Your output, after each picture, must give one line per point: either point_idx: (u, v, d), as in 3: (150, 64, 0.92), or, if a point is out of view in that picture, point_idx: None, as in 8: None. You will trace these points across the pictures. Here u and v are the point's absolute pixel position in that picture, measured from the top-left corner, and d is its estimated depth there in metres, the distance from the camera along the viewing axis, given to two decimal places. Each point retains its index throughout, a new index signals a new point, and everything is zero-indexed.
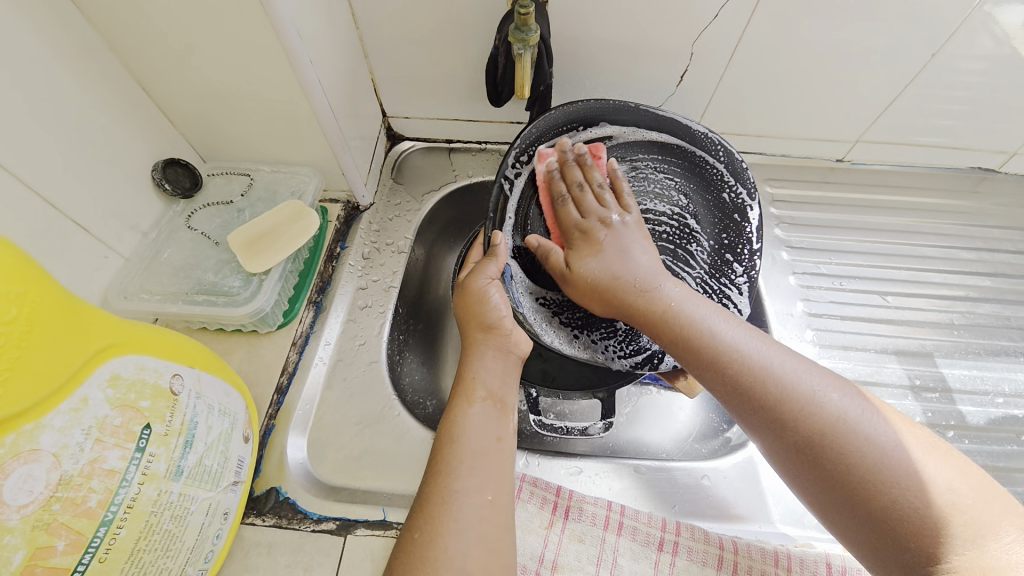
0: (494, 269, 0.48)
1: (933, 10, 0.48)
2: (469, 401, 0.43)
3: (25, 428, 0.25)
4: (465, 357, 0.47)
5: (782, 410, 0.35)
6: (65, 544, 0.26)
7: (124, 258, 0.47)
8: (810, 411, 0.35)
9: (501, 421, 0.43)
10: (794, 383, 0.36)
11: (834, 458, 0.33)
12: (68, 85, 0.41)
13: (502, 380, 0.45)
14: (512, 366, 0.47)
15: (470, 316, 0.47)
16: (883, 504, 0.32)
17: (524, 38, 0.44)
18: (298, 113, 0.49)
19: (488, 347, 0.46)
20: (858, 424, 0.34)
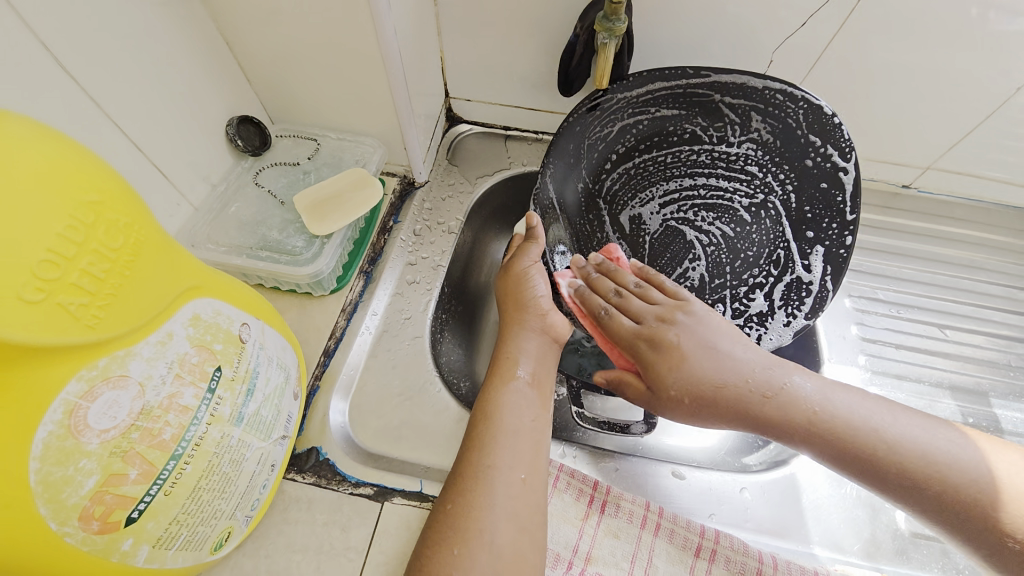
0: (535, 253, 0.49)
1: (1009, 45, 0.47)
2: (505, 379, 0.43)
3: (117, 353, 0.25)
4: (503, 337, 0.47)
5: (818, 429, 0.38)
6: (136, 474, 0.27)
7: (194, 208, 0.48)
8: (890, 448, 0.37)
9: (537, 404, 0.42)
10: (855, 428, 0.38)
11: (879, 460, 0.37)
12: (159, 33, 0.42)
13: (537, 361, 0.45)
14: (549, 349, 0.47)
15: (510, 297, 0.48)
16: (961, 501, 0.35)
17: (611, 28, 0.44)
18: (373, 82, 0.49)
19: (525, 329, 0.46)
20: (886, 433, 0.37)
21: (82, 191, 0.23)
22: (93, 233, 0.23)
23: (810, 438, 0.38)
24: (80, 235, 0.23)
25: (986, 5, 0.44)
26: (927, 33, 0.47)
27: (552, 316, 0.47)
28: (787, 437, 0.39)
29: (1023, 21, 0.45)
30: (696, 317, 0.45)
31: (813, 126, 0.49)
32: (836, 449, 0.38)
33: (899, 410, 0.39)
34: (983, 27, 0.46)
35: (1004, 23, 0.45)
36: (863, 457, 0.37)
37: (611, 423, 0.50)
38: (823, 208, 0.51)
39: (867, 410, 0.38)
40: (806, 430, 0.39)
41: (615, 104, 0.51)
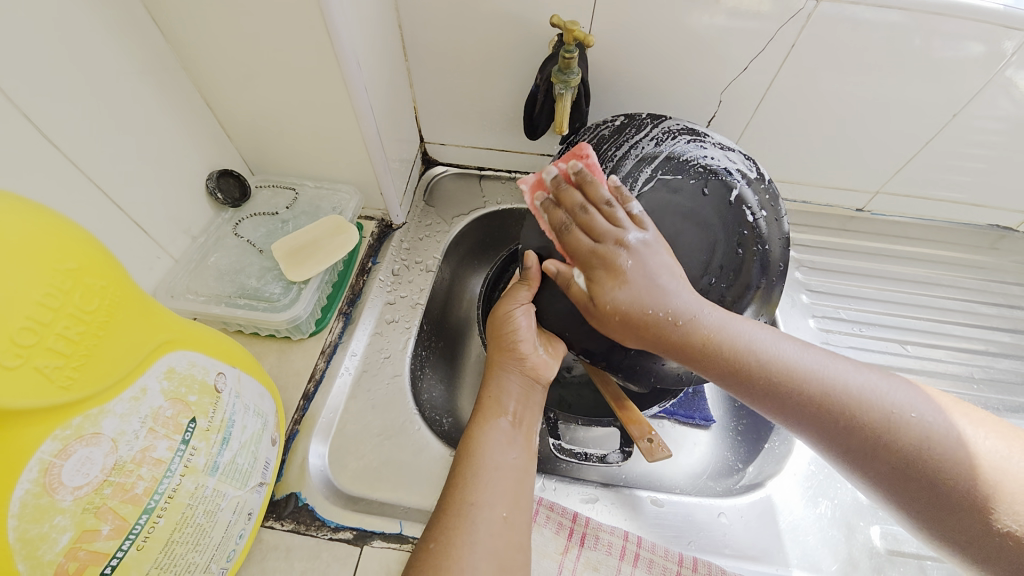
0: (525, 295, 0.49)
1: (958, 69, 0.50)
2: (487, 420, 0.44)
3: (91, 412, 0.26)
4: (486, 376, 0.48)
5: (878, 426, 0.34)
6: (109, 529, 0.27)
7: (174, 259, 0.49)
8: (890, 425, 0.34)
9: (522, 444, 0.43)
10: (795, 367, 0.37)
11: (869, 434, 0.34)
12: (141, 98, 0.44)
13: (521, 402, 0.46)
14: (534, 389, 0.47)
15: (496, 337, 0.49)
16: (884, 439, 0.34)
17: (566, 79, 0.48)
18: (347, 133, 0.52)
19: (512, 370, 0.47)
20: (853, 389, 0.36)
21: (59, 259, 0.24)
22: (70, 297, 0.25)
23: (891, 470, 0.33)
24: (57, 301, 0.24)
25: (929, 35, 0.48)
26: (878, 63, 0.51)
27: (539, 358, 0.48)
28: (881, 462, 0.34)
29: (967, 47, 0.48)
30: (650, 246, 0.41)
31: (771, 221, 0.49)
32: (949, 489, 0.32)
33: (830, 357, 0.38)
34: (928, 53, 0.49)
35: (947, 51, 0.49)
36: (842, 406, 0.35)
37: (589, 455, 0.52)
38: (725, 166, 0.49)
39: (824, 362, 0.37)
40: (923, 459, 0.32)
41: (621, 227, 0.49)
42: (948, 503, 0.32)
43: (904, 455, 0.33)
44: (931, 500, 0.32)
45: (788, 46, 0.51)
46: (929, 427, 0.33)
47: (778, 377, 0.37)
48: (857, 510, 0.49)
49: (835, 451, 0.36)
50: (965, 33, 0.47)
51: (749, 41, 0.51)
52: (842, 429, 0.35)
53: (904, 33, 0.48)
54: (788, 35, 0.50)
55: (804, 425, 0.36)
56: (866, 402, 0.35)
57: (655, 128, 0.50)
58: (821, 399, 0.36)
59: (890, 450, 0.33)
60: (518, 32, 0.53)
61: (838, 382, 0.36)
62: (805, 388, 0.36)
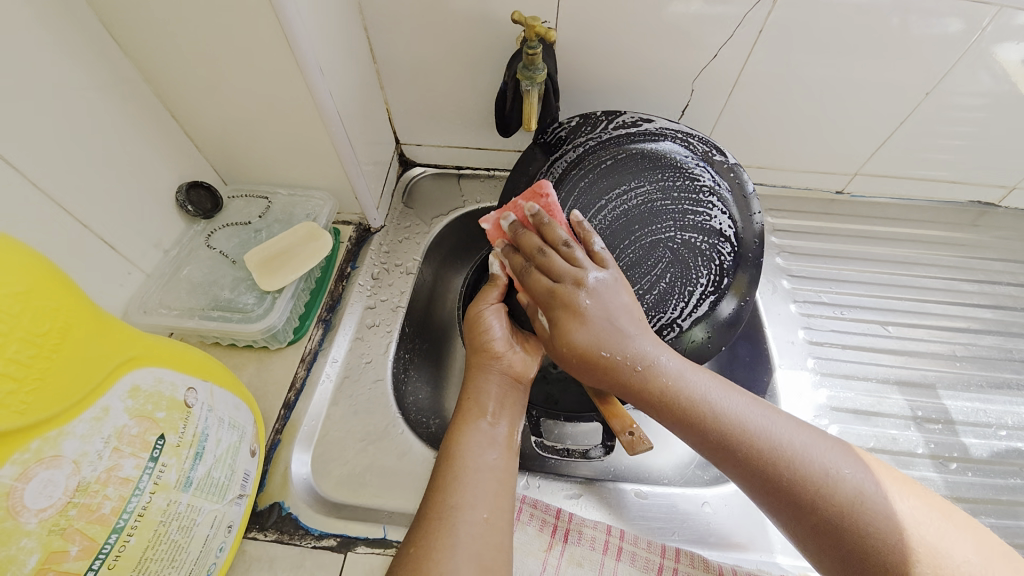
0: (495, 297, 0.50)
1: (928, 47, 0.50)
2: (468, 422, 0.44)
3: (50, 434, 0.26)
4: (468, 377, 0.48)
5: (846, 515, 0.33)
6: (78, 550, 0.27)
7: (146, 274, 0.49)
8: (832, 484, 0.34)
9: (503, 447, 0.43)
10: (806, 464, 0.35)
11: (840, 520, 0.34)
12: (102, 114, 0.44)
13: (501, 402, 0.45)
14: (514, 389, 0.47)
15: (473, 339, 0.49)
16: (846, 534, 0.33)
17: (531, 75, 0.47)
18: (316, 139, 0.51)
19: (491, 370, 0.47)
20: (826, 468, 0.35)
21: (6, 282, 0.24)
22: (18, 321, 0.24)
23: (810, 527, 0.34)
24: (5, 325, 0.24)
25: (905, 13, 0.48)
26: (852, 43, 0.51)
27: (514, 355, 0.48)
28: (812, 501, 0.34)
29: (946, 23, 0.48)
30: (608, 286, 0.42)
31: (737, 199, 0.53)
32: (854, 538, 0.33)
33: (816, 435, 0.37)
34: (899, 32, 0.49)
35: (925, 27, 0.49)
36: (782, 483, 0.35)
37: (570, 449, 0.51)
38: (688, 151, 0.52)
39: (793, 433, 0.37)
40: (861, 521, 0.33)
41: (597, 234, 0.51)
42: (856, 550, 0.33)
43: (832, 506, 0.34)
44: (845, 556, 0.33)
45: (756, 31, 0.50)
46: (854, 488, 0.34)
47: (683, 398, 0.38)
48: None
49: (759, 498, 0.36)
50: (940, 9, 0.47)
51: (716, 28, 0.50)
52: (776, 494, 0.35)
53: (882, 10, 0.48)
54: (756, 20, 0.49)
55: (735, 474, 0.37)
56: (778, 449, 0.36)
57: (610, 124, 0.51)
58: (731, 437, 0.37)
59: (819, 493, 0.34)
60: (485, 28, 0.53)
61: (753, 427, 0.37)
62: (731, 423, 0.37)
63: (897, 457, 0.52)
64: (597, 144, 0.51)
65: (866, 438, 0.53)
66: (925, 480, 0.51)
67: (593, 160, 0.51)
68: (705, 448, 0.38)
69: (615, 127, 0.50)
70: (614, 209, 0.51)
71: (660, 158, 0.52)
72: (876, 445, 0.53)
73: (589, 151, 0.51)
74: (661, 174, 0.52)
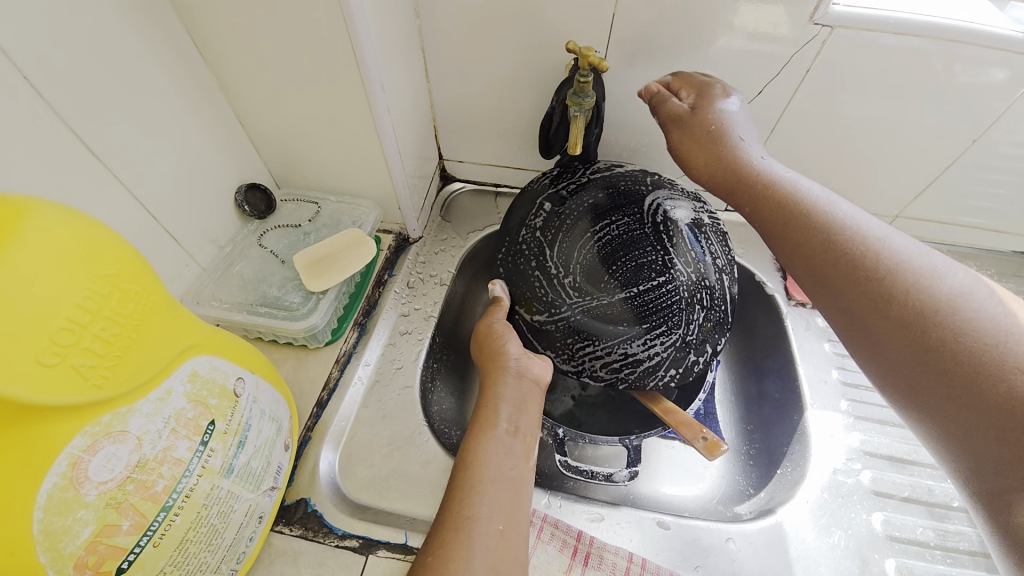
0: (500, 314, 0.53)
1: (974, 94, 0.50)
2: (485, 429, 0.44)
3: (120, 410, 0.27)
4: (485, 385, 0.49)
5: (973, 372, 0.30)
6: (128, 525, 0.28)
7: (201, 268, 0.52)
8: (933, 322, 0.32)
9: (519, 455, 0.43)
10: (931, 316, 0.32)
11: (943, 351, 0.31)
12: (178, 116, 0.47)
13: (518, 409, 0.46)
14: (528, 397, 0.48)
15: (486, 353, 0.51)
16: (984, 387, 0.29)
17: (581, 102, 0.49)
18: (369, 150, 0.54)
19: (504, 378, 0.48)
20: (928, 307, 0.33)
21: (100, 265, 0.26)
22: (106, 301, 0.26)
23: (914, 323, 0.33)
24: (95, 305, 0.25)
25: (949, 60, 0.48)
26: (893, 86, 0.51)
27: (527, 362, 0.49)
28: (957, 355, 0.31)
29: (991, 72, 0.48)
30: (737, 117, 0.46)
31: (714, 225, 0.52)
32: (976, 370, 0.30)
33: (962, 271, 0.34)
34: (950, 76, 0.49)
35: (971, 75, 0.49)
36: (907, 312, 0.33)
37: (594, 472, 0.51)
38: (657, 187, 0.53)
39: (920, 254, 0.35)
40: (948, 359, 0.31)
41: (586, 266, 0.51)
42: (965, 381, 0.30)
43: (935, 338, 0.32)
44: (969, 402, 0.30)
45: (803, 70, 0.51)
46: (970, 301, 0.32)
47: (800, 217, 0.39)
48: (871, 542, 0.47)
49: (851, 338, 0.37)
50: (987, 58, 0.47)
51: (762, 66, 0.52)
52: (839, 291, 0.37)
53: (923, 57, 0.48)
54: (804, 59, 0.50)
55: (822, 290, 0.38)
56: (896, 255, 0.36)
57: (587, 171, 0.55)
58: (836, 243, 0.37)
59: (948, 345, 0.31)
60: (537, 56, 0.55)
61: (871, 239, 0.37)
62: (847, 245, 0.37)
63: (932, 509, 0.50)
64: (574, 185, 0.54)
65: (900, 487, 0.51)
66: (960, 534, 0.49)
67: (571, 203, 0.53)
68: (836, 284, 0.37)
69: (593, 172, 0.55)
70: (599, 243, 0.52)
71: (636, 195, 0.53)
72: (911, 495, 0.50)
73: (568, 196, 0.54)
74: (640, 205, 0.52)
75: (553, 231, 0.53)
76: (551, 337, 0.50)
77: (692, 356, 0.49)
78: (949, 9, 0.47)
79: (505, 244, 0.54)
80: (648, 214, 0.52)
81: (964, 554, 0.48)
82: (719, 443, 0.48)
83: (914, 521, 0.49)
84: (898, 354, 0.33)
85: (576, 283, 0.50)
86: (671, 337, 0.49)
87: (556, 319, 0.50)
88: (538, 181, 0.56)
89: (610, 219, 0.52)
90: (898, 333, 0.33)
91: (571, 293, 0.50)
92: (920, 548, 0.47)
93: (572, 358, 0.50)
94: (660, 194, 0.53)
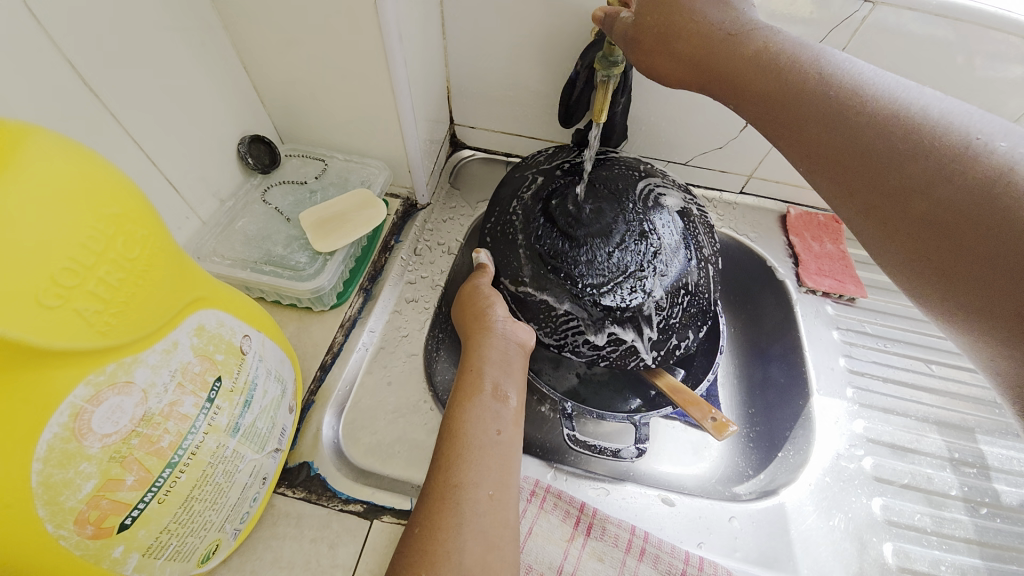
0: (486, 280, 0.51)
1: (992, 90, 0.49)
2: (471, 393, 0.42)
3: (125, 360, 0.26)
4: (470, 349, 0.46)
5: (941, 196, 0.28)
6: (133, 480, 0.27)
7: (202, 222, 0.49)
8: (911, 148, 0.29)
9: (508, 419, 0.41)
10: (912, 140, 0.29)
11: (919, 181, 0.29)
12: (182, 57, 0.44)
13: (505, 372, 0.44)
14: (513, 360, 0.46)
15: (472, 318, 0.49)
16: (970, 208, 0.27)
17: (611, 65, 0.47)
18: (381, 107, 0.51)
19: (488, 341, 0.46)
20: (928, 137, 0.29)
21: (105, 204, 0.24)
22: (112, 243, 0.24)
23: (902, 162, 0.29)
24: (100, 246, 0.23)
25: (971, 53, 0.46)
26: (916, 78, 0.49)
27: (513, 326, 0.48)
28: (938, 200, 0.28)
29: (1006, 69, 0.47)
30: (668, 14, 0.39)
31: (704, 217, 0.52)
32: (968, 201, 0.27)
33: (919, 91, 0.31)
34: (970, 71, 0.48)
35: (989, 71, 0.47)
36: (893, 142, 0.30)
37: (602, 448, 0.50)
38: (654, 174, 0.52)
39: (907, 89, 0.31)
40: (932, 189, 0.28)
41: (582, 235, 0.46)
42: (980, 216, 0.26)
43: (922, 164, 0.29)
44: (962, 245, 0.27)
45: (838, 50, 0.49)
46: (966, 134, 0.28)
47: (752, 75, 0.36)
48: (869, 526, 0.48)
49: (816, 172, 0.33)
50: (1008, 53, 0.46)
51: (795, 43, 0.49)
52: (832, 151, 0.32)
53: (946, 48, 0.46)
54: (840, 38, 0.48)
55: (807, 145, 0.33)
56: (859, 90, 0.32)
57: (584, 153, 0.54)
58: (806, 91, 0.33)
59: (942, 183, 0.28)
60: (562, 16, 0.52)
61: (860, 80, 0.32)
62: (826, 92, 0.33)
63: (930, 496, 0.51)
64: (572, 164, 0.53)
65: (901, 474, 0.52)
66: (956, 522, 0.49)
67: (567, 177, 0.51)
68: (774, 121, 0.35)
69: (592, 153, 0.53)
70: (596, 211, 0.48)
71: (634, 179, 0.51)
72: (911, 482, 0.51)
73: (564, 172, 0.52)
74: (637, 187, 0.50)
75: (549, 199, 0.50)
76: (535, 308, 0.48)
77: (674, 339, 0.48)
78: None
79: (496, 215, 0.52)
80: (647, 195, 0.50)
81: (958, 541, 0.49)
82: (729, 424, 0.49)
83: (913, 508, 0.50)
84: (865, 196, 0.31)
85: (569, 249, 0.46)
86: (661, 317, 0.46)
87: (542, 289, 0.47)
88: (535, 159, 0.55)
89: (608, 193, 0.49)
90: (864, 164, 0.31)
91: (562, 259, 0.46)
92: (917, 533, 0.48)
93: (555, 332, 0.47)
94: (659, 183, 0.51)
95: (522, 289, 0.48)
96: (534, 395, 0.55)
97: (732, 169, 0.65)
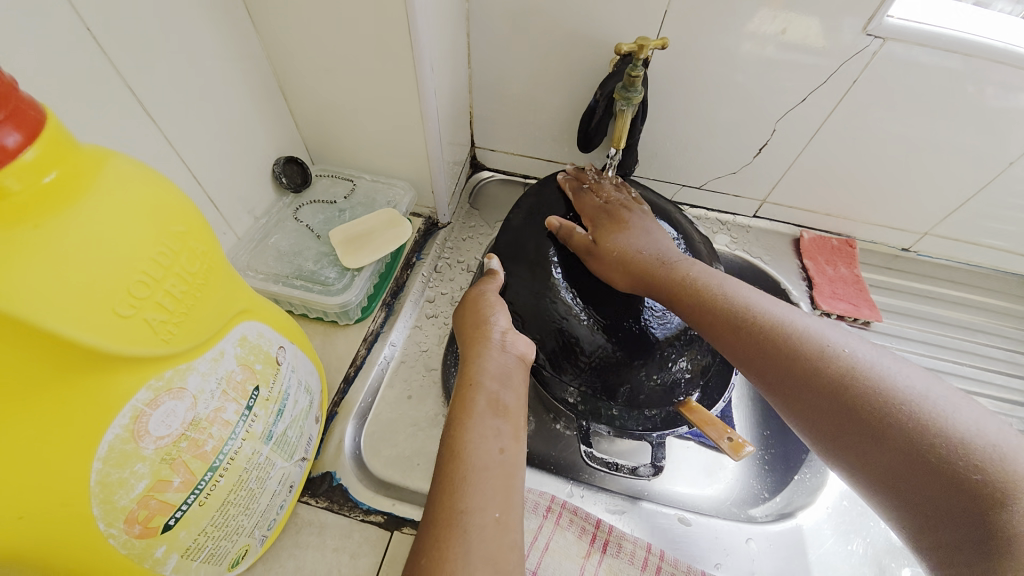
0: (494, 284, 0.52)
1: (1005, 118, 0.50)
2: (470, 409, 0.40)
3: (180, 366, 0.28)
4: (467, 363, 0.45)
5: (842, 387, 0.32)
6: (179, 482, 0.28)
7: (237, 237, 0.52)
8: (820, 355, 0.34)
9: (509, 433, 0.40)
10: (823, 348, 0.34)
11: (824, 377, 0.33)
12: (227, 84, 0.47)
13: (504, 385, 0.43)
14: (511, 370, 0.45)
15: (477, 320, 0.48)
16: (867, 415, 0.30)
17: (628, 96, 0.49)
18: (409, 131, 0.54)
19: (484, 354, 0.45)
20: (840, 352, 0.34)
21: (171, 222, 0.26)
22: (176, 258, 0.26)
23: (805, 370, 0.34)
24: (166, 260, 0.26)
25: (981, 83, 0.48)
26: (926, 107, 0.51)
27: (512, 338, 0.47)
28: (843, 410, 0.31)
29: (1021, 96, 0.48)
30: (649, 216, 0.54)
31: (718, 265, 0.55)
32: (861, 409, 0.31)
33: (839, 330, 0.36)
34: (982, 100, 0.49)
35: (1001, 100, 0.49)
36: (803, 350, 0.35)
37: (618, 466, 0.50)
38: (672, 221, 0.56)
39: (829, 330, 0.36)
40: (839, 381, 0.32)
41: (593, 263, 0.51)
42: (878, 429, 0.30)
43: (826, 373, 0.33)
44: (862, 439, 0.30)
45: (849, 82, 0.51)
46: (866, 361, 0.33)
47: (689, 298, 0.42)
48: (889, 552, 0.48)
49: (748, 368, 0.38)
50: (1021, 84, 0.47)
51: (806, 76, 0.51)
52: (759, 349, 0.37)
53: (957, 78, 0.48)
54: (850, 70, 0.50)
55: (794, 409, 0.34)
56: (832, 354, 0.34)
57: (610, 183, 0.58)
58: (734, 320, 0.39)
59: (847, 396, 0.32)
60: (582, 49, 0.55)
61: (832, 345, 0.34)
62: (755, 329, 0.38)
63: None
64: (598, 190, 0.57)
65: None
66: None
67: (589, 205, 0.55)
68: (715, 334, 0.40)
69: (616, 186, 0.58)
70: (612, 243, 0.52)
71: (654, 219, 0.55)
72: None
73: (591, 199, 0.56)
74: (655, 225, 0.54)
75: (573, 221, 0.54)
76: (539, 324, 0.50)
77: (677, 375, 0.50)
78: (992, 28, 0.47)
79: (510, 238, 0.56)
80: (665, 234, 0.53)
81: None
82: (746, 444, 0.49)
83: None
84: (782, 376, 0.35)
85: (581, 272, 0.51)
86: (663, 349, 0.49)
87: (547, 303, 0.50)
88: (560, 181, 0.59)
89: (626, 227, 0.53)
90: (783, 345, 0.36)
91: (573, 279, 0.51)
92: None
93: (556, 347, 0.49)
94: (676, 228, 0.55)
95: (531, 300, 0.51)
96: (549, 412, 0.55)
97: (745, 194, 0.66)
